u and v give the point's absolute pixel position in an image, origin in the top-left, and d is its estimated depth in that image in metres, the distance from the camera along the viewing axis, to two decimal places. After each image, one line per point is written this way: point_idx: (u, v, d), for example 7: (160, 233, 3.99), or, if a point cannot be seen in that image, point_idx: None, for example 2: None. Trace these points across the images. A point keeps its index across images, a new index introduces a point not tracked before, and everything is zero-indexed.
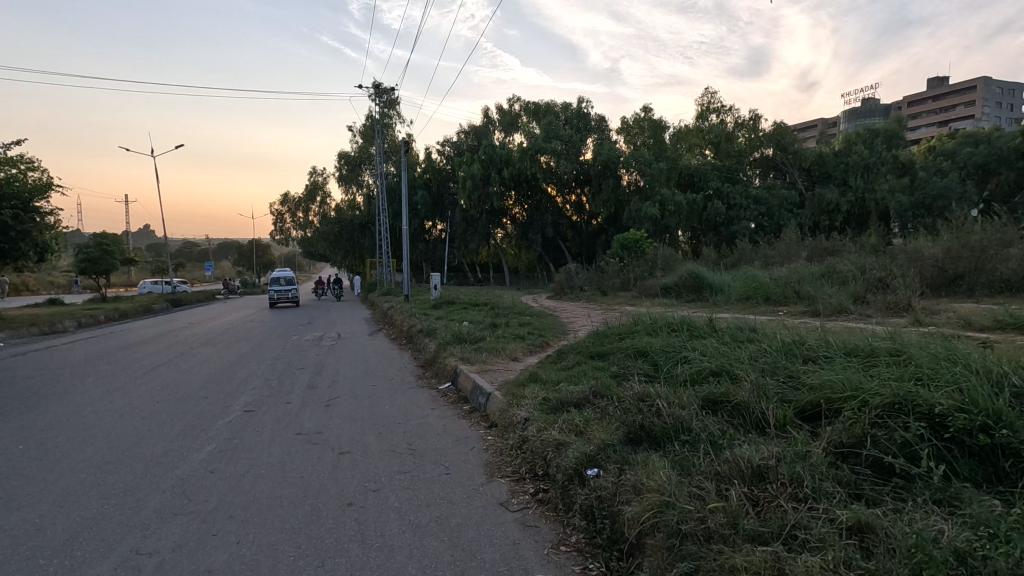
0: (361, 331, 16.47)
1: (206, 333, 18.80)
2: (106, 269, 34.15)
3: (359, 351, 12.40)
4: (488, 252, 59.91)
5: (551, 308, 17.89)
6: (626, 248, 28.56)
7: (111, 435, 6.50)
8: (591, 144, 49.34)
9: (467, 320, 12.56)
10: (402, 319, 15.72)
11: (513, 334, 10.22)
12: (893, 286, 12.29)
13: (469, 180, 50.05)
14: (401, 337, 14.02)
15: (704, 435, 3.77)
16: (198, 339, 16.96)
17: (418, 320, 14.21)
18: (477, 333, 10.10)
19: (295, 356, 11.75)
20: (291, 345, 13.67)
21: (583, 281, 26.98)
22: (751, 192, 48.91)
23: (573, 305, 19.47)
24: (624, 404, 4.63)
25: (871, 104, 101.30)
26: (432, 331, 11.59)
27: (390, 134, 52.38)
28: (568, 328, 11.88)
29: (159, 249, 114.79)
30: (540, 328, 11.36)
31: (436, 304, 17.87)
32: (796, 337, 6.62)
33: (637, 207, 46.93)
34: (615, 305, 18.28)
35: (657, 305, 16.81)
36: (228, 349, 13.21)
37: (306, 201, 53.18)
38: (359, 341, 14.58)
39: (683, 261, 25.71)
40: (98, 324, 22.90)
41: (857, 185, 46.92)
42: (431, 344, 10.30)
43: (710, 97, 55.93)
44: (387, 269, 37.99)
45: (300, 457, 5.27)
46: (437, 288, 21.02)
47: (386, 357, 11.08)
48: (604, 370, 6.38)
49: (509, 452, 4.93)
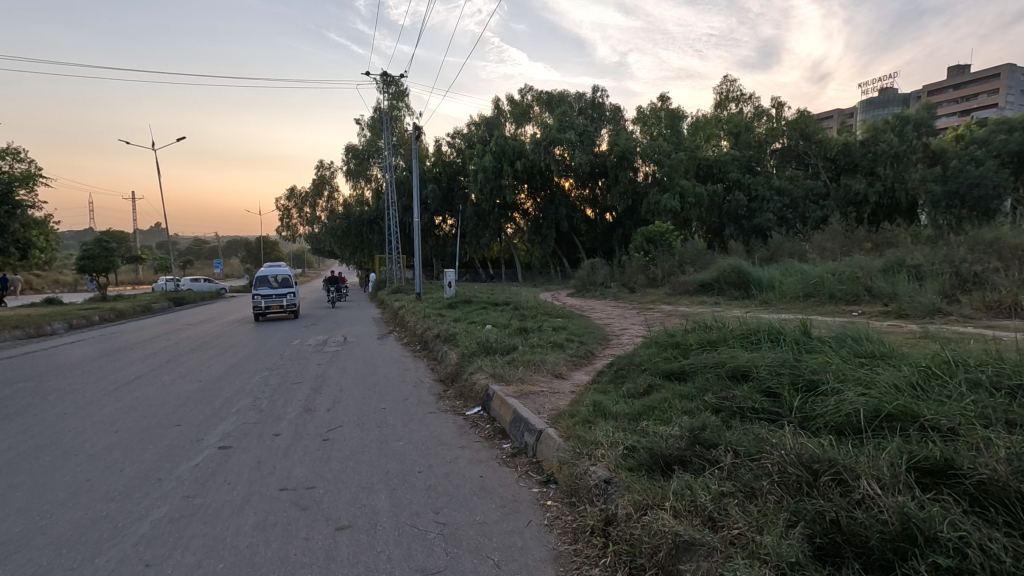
0: (371, 334, 14.95)
1: (204, 335, 17.37)
2: (106, 267, 32.90)
3: (369, 359, 10.84)
4: (499, 247, 58.29)
5: (578, 307, 16.23)
6: (651, 242, 26.78)
7: (36, 481, 4.90)
8: (606, 134, 47.53)
9: (493, 323, 10.95)
10: (416, 320, 14.12)
11: (550, 341, 8.58)
12: (989, 283, 10.49)
13: (480, 172, 48.24)
14: (415, 342, 12.40)
15: (974, 559, 2.12)
16: (194, 342, 15.51)
17: (434, 323, 12.59)
18: (506, 341, 8.43)
19: (295, 366, 10.18)
20: (292, 352, 12.09)
21: (606, 277, 25.30)
22: (774, 184, 46.82)
23: (599, 304, 17.78)
24: (775, 472, 3.00)
25: (889, 95, 98.58)
26: (452, 337, 9.94)
27: (399, 126, 50.82)
28: (608, 335, 10.22)
29: (166, 247, 113.91)
30: (578, 333, 9.69)
31: (452, 304, 16.29)
32: (951, 350, 4.89)
33: (656, 200, 45.25)
34: (647, 303, 16.62)
35: (697, 304, 15.09)
36: (222, 357, 11.69)
37: (313, 195, 51.75)
38: (369, 346, 13.04)
39: (714, 255, 23.97)
40: (91, 326, 21.41)
41: (886, 175, 44.61)
42: (453, 354, 8.66)
43: (729, 86, 53.83)
44: (396, 266, 36.56)
45: (281, 536, 3.66)
46: (451, 285, 19.39)
47: (400, 368, 9.50)
48: (696, 400, 4.70)
49: (592, 540, 3.29)
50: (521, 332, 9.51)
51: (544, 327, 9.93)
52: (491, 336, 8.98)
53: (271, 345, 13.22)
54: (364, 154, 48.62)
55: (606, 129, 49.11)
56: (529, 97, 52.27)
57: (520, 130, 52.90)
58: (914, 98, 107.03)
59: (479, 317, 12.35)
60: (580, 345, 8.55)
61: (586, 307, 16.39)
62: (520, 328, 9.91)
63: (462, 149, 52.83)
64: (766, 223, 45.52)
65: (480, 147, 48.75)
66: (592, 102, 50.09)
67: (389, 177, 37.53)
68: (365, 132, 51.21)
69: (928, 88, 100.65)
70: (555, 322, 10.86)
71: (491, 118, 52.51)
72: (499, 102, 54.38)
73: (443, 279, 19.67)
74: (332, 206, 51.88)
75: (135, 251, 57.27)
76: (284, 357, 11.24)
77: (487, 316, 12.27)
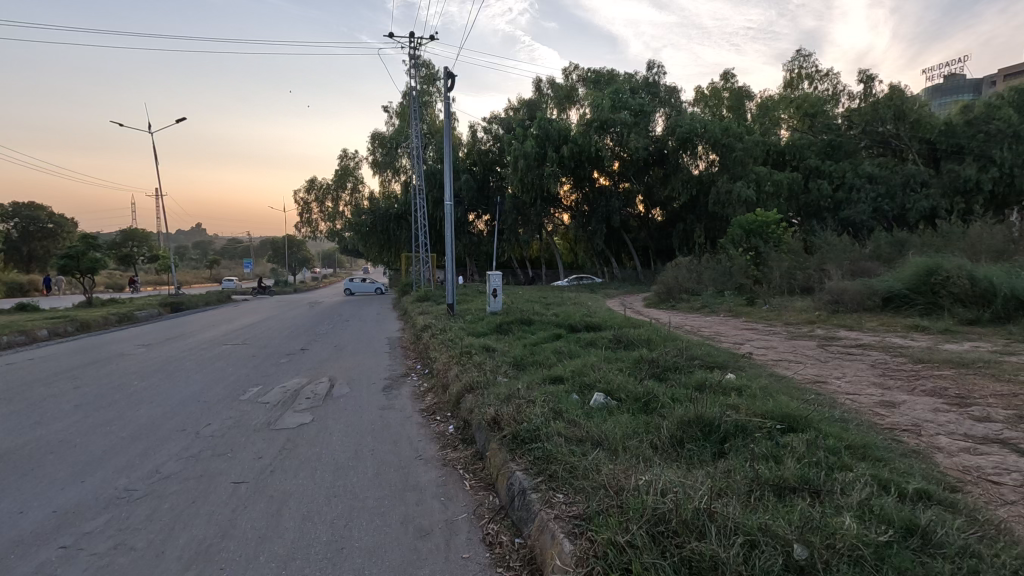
0: (374, 376, 9.28)
1: (151, 361, 12.14)
2: (93, 266, 28.34)
3: (349, 460, 5.21)
4: (539, 246, 52.65)
5: (707, 333, 10.38)
6: (752, 235, 20.54)
7: None
8: (664, 116, 41.33)
9: (612, 400, 5.18)
10: (446, 357, 8.49)
11: (866, 509, 2.76)
12: None
13: (521, 159, 42.05)
14: (443, 408, 6.72)
15: None
16: (122, 376, 10.26)
17: (477, 372, 6.95)
18: (733, 522, 2.55)
19: (179, 495, 4.57)
20: (215, 433, 6.37)
21: (692, 283, 19.48)
22: (864, 169, 39.15)
23: (720, 324, 12.03)
24: None
25: (960, 80, 87.08)
26: (530, 440, 4.26)
27: (431, 112, 45.63)
28: (896, 435, 4.33)
29: (196, 248, 112.05)
30: (854, 443, 3.79)
31: (501, 325, 10.60)
32: None
33: (726, 188, 38.98)
34: (804, 327, 10.72)
35: (914, 335, 9.01)
36: (86, 441, 6.17)
37: (336, 188, 46.98)
38: (369, 404, 7.45)
39: (841, 253, 17.86)
40: (31, 344, 16.35)
41: (1007, 158, 35.53)
42: (565, 541, 2.86)
43: (802, 61, 47.11)
44: (424, 267, 31.01)
45: None
46: (495, 295, 13.80)
47: (404, 528, 3.79)
48: None
49: None
50: (722, 456, 3.68)
51: (758, 419, 4.09)
52: (662, 482, 3.18)
53: (192, 408, 7.49)
54: (393, 142, 43.70)
55: (663, 110, 42.92)
56: (573, 78, 46.73)
57: (564, 115, 47.10)
58: (989, 83, 95.67)
59: (568, 367, 6.63)
60: (970, 529, 2.70)
61: (715, 332, 10.58)
62: (701, 425, 4.08)
63: (500, 135, 47.15)
64: (859, 216, 38.19)
65: (519, 131, 43.18)
66: (646, 82, 43.94)
67: (418, 166, 32.12)
68: (394, 119, 46.47)
69: (1007, 68, 89.55)
70: (746, 391, 5.07)
71: (532, 100, 46.86)
72: (539, 84, 48.68)
73: (484, 284, 13.92)
74: (357, 200, 47.00)
75: (153, 252, 53.78)
76: (188, 453, 5.66)
77: (587, 366, 6.50)
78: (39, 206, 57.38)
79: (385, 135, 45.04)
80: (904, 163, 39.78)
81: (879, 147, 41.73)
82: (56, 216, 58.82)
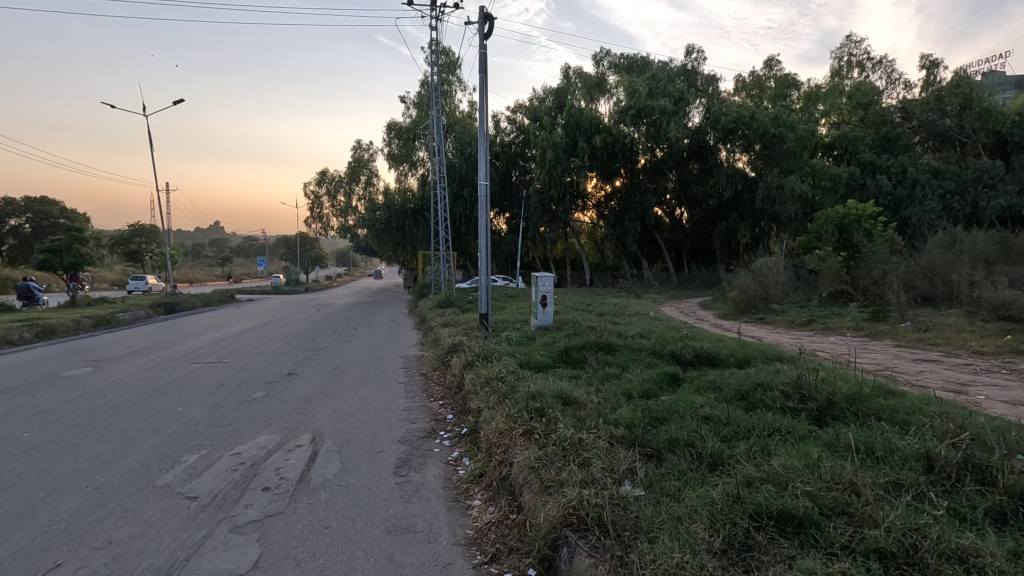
0: (383, 434, 5.95)
1: (81, 390, 8.89)
2: (77, 261, 25.51)
3: None
4: (563, 246, 49.35)
5: (878, 370, 6.96)
6: (846, 231, 17.10)
7: None
8: (705, 105, 37.62)
9: None
10: (497, 414, 5.13)
11: None
12: None
13: (549, 149, 38.43)
14: (515, 554, 3.30)
15: None
16: (18, 420, 7.04)
17: (578, 474, 3.56)
18: None
19: None
20: None
21: (771, 291, 15.79)
22: (927, 162, 34.23)
23: (866, 350, 8.59)
24: None
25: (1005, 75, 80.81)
26: None
27: (451, 101, 42.34)
28: None
29: (211, 244, 110.07)
30: None
31: (569, 352, 7.26)
32: None
33: (777, 183, 35.01)
34: (1021, 363, 7.16)
35: None
36: None
37: (348, 181, 44.01)
38: (372, 512, 4.08)
39: (964, 258, 14.08)
40: None
41: None
42: None
43: (852, 47, 43.08)
44: (443, 269, 27.75)
45: None
46: (545, 306, 10.54)
47: None
48: None
49: None
50: None
51: None
52: None
53: (56, 517, 4.16)
54: (410, 132, 40.64)
55: (701, 99, 39.06)
56: (604, 65, 43.15)
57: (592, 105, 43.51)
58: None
59: (768, 471, 3.28)
60: None
61: (886, 367, 7.15)
62: None
63: (524, 126, 43.71)
64: (926, 216, 32.97)
65: (546, 121, 39.68)
66: (683, 69, 39.66)
67: (437, 161, 28.80)
68: (411, 109, 43.37)
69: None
70: None
71: (560, 87, 43.16)
72: (566, 72, 44.98)
73: (530, 288, 10.58)
74: (371, 195, 44.08)
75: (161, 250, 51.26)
76: None
77: (815, 473, 3.13)
78: (51, 201, 55.33)
79: (401, 125, 42.00)
80: (967, 160, 34.47)
81: (937, 142, 36.46)
82: (69, 212, 56.81)
